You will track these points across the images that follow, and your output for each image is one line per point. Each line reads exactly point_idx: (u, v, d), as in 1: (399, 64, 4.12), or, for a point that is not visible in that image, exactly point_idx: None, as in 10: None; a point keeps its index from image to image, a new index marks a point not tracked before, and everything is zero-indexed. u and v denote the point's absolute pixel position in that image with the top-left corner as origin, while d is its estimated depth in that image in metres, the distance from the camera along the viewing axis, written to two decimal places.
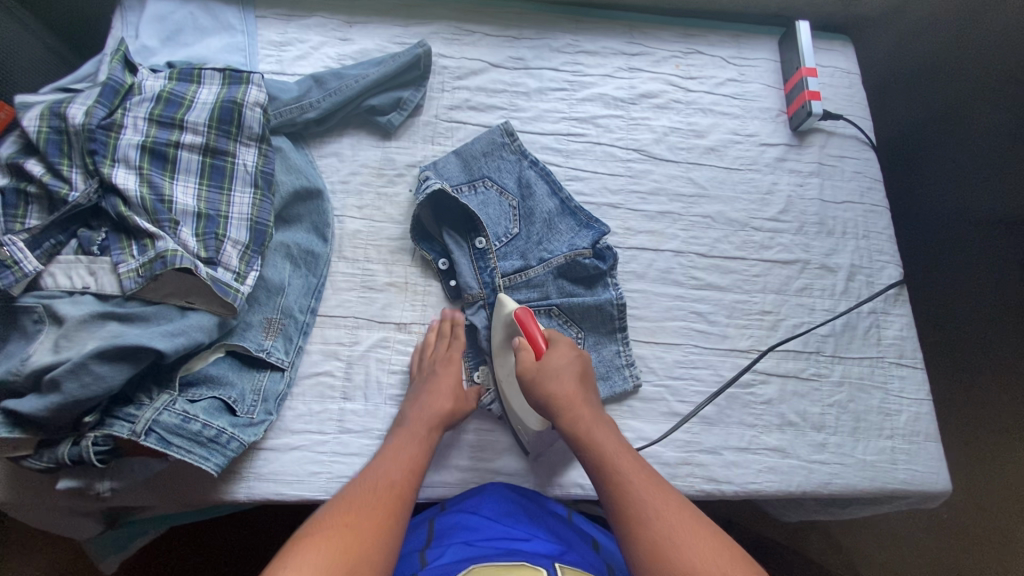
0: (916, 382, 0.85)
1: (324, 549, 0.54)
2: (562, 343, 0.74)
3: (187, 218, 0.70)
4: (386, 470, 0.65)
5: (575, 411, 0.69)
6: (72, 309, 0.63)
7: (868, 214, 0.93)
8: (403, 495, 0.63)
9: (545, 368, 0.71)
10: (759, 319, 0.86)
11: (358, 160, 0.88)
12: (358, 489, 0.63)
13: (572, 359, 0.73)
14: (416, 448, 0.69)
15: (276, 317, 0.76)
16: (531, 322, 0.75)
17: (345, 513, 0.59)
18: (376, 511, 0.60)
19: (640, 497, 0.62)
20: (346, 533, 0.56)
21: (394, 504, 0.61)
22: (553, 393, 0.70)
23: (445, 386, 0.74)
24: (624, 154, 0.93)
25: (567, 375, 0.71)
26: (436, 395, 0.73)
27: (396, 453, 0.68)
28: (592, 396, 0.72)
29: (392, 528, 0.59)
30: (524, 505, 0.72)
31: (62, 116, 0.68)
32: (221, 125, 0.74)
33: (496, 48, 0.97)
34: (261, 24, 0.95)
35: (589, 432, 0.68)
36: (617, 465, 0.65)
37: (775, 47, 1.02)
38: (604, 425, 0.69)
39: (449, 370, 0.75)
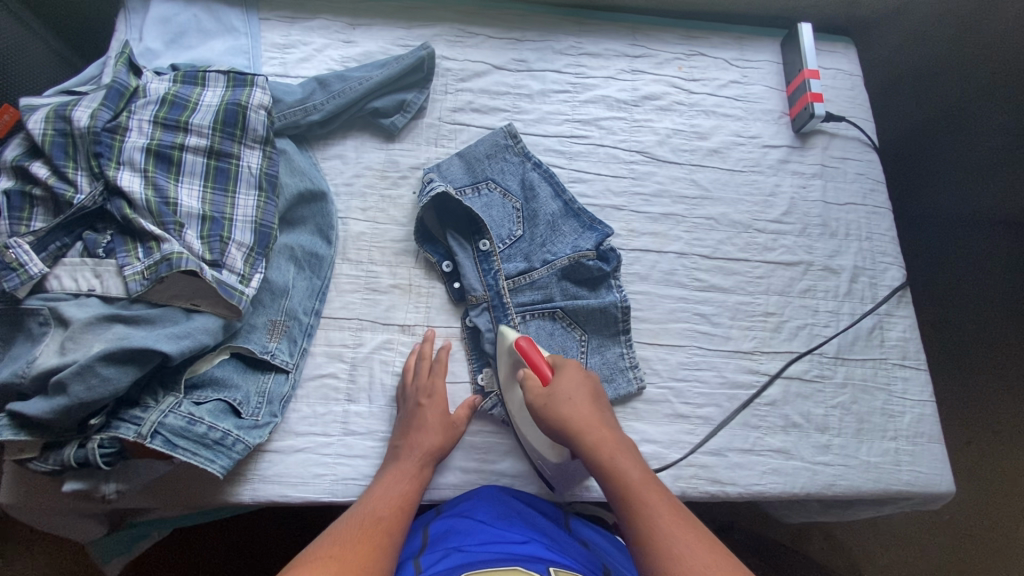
0: (920, 383, 0.85)
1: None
2: (569, 365, 0.73)
3: (192, 220, 0.70)
4: (376, 504, 0.65)
5: (593, 436, 0.67)
6: (79, 311, 0.63)
7: (871, 216, 0.93)
8: (391, 530, 0.63)
9: (558, 392, 0.69)
10: (763, 321, 0.86)
11: (362, 162, 0.88)
12: (350, 522, 0.63)
13: (582, 381, 0.71)
14: (406, 483, 0.68)
15: (280, 318, 0.76)
16: (533, 351, 0.73)
17: (334, 546, 0.59)
18: (364, 544, 0.60)
19: (667, 530, 0.59)
20: (333, 564, 0.57)
21: (381, 539, 0.61)
22: (570, 418, 0.67)
23: (433, 419, 0.72)
24: (627, 155, 0.94)
25: (580, 398, 0.69)
26: (423, 429, 0.71)
27: (387, 489, 0.67)
28: (608, 418, 0.70)
29: (379, 562, 0.59)
30: (520, 507, 0.72)
31: (67, 118, 0.68)
32: (226, 127, 0.75)
33: (499, 50, 0.97)
34: (264, 26, 0.95)
35: (609, 459, 0.65)
36: (638, 495, 0.62)
37: (778, 49, 1.03)
38: (625, 450, 0.66)
39: (437, 401, 0.74)
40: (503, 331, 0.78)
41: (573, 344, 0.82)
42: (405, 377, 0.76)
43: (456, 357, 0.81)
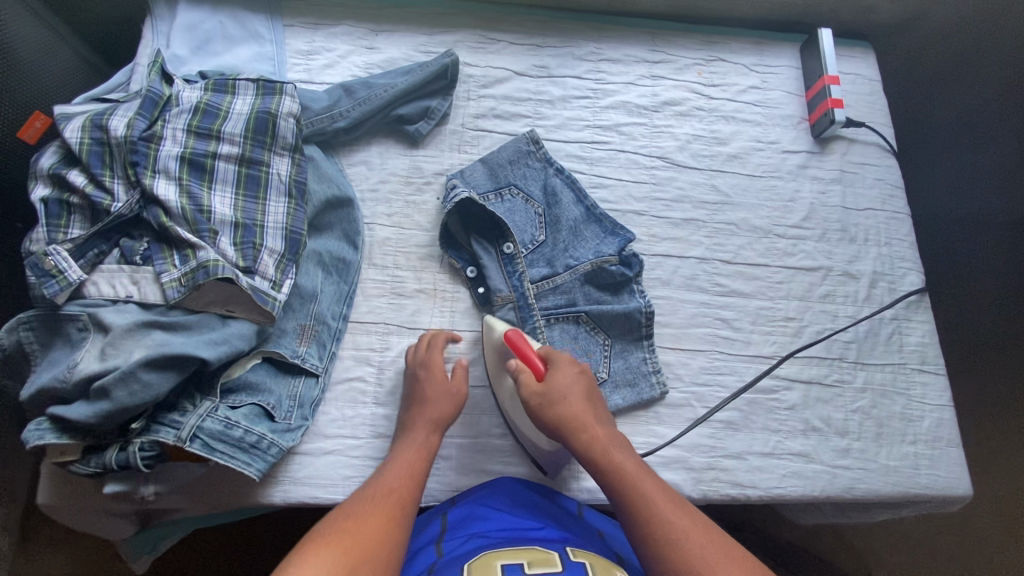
0: (939, 389, 0.86)
1: (327, 557, 0.55)
2: (562, 360, 0.74)
3: (225, 227, 0.71)
4: (385, 478, 0.66)
5: (588, 433, 0.69)
6: (118, 317, 0.65)
7: (891, 221, 0.93)
8: (403, 500, 0.64)
9: (552, 389, 0.71)
10: (783, 326, 0.87)
11: (387, 168, 0.90)
12: (358, 500, 0.63)
13: (574, 376, 0.73)
14: (414, 452, 0.69)
15: (309, 324, 0.78)
16: (522, 342, 0.73)
17: (344, 522, 0.60)
18: (377, 518, 0.61)
19: (667, 519, 0.63)
20: (347, 542, 0.57)
21: (392, 511, 0.62)
22: (565, 416, 0.70)
23: (435, 391, 0.73)
24: (648, 161, 0.94)
25: (575, 395, 0.72)
26: (426, 401, 0.73)
27: (395, 461, 0.68)
28: (599, 412, 0.73)
29: (393, 534, 0.60)
30: (535, 498, 0.73)
31: (105, 128, 0.69)
32: (257, 135, 0.76)
33: (520, 56, 0.98)
34: (289, 33, 0.96)
35: (604, 455, 0.68)
36: (635, 486, 0.65)
37: (796, 54, 1.03)
38: (619, 443, 0.69)
39: (436, 371, 0.75)
40: (488, 321, 0.79)
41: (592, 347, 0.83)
42: (410, 356, 0.77)
43: (481, 361, 0.82)
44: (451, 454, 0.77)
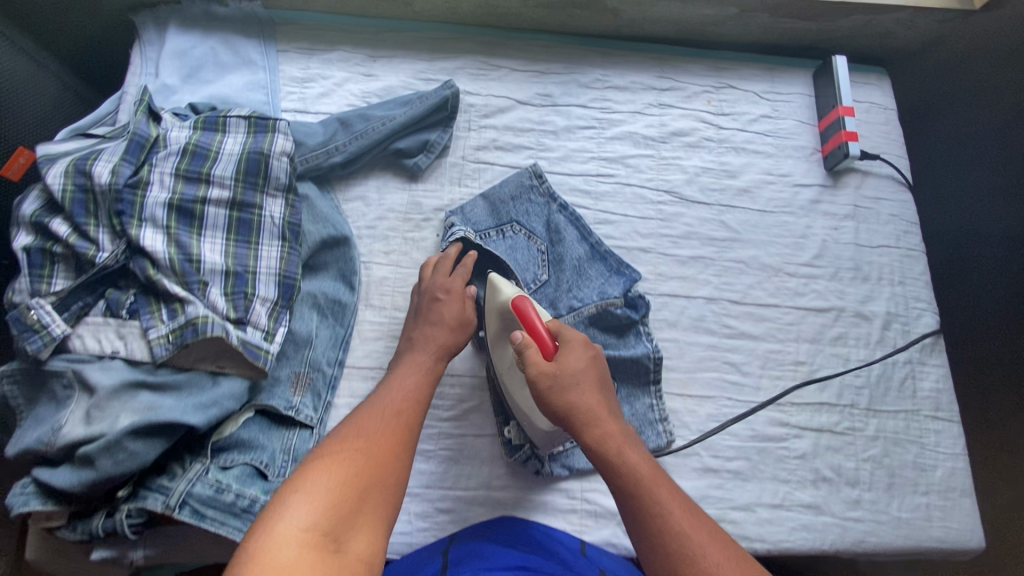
0: (953, 436, 0.83)
1: (339, 472, 0.58)
2: (574, 341, 0.72)
3: (216, 276, 0.68)
4: (395, 397, 0.68)
5: (600, 424, 0.67)
6: (103, 376, 0.62)
7: (906, 259, 0.90)
8: (410, 421, 0.66)
9: (565, 372, 0.68)
10: (793, 370, 0.84)
11: (385, 204, 0.87)
12: (370, 414, 0.65)
13: (587, 362, 0.70)
14: (421, 374, 0.71)
15: (304, 371, 0.75)
16: (532, 313, 0.70)
17: (355, 437, 0.62)
18: (387, 438, 0.63)
19: (682, 530, 0.60)
20: (359, 458, 0.60)
21: (402, 432, 0.64)
22: (577, 405, 0.67)
23: (449, 317, 0.76)
24: (654, 196, 0.91)
25: (586, 385, 0.69)
26: (439, 324, 0.75)
27: (404, 380, 0.71)
28: (612, 406, 0.70)
29: (402, 452, 0.63)
30: (535, 536, 0.71)
31: (88, 174, 0.66)
32: (248, 177, 0.72)
33: (523, 84, 0.94)
34: (283, 59, 0.92)
35: (619, 450, 0.65)
36: (645, 485, 0.63)
37: (810, 81, 0.99)
38: (632, 444, 0.67)
39: (453, 296, 0.77)
40: (494, 281, 0.76)
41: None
42: (421, 276, 0.81)
43: (482, 409, 0.80)
44: (451, 506, 0.75)
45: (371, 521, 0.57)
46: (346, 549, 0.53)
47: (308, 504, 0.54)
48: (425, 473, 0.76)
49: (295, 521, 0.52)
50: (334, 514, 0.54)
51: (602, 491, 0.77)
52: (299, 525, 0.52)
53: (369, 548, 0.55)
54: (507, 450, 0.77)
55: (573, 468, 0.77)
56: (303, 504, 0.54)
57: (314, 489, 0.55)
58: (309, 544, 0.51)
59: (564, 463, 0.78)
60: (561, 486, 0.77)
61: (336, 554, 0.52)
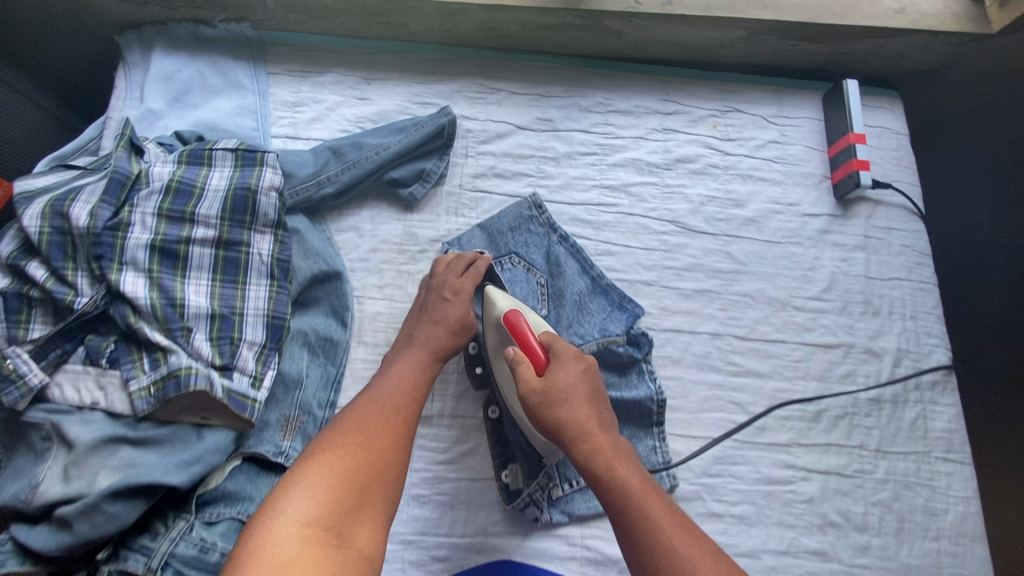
0: (964, 479, 0.81)
1: (337, 469, 0.58)
2: (565, 355, 0.70)
3: (201, 320, 0.65)
4: (393, 391, 0.67)
5: (589, 440, 0.65)
6: (81, 430, 0.59)
7: (917, 292, 0.87)
8: (408, 417, 0.65)
9: (553, 389, 0.67)
10: (800, 410, 0.82)
11: (379, 235, 0.83)
12: (369, 407, 0.64)
13: (579, 377, 0.69)
14: (420, 370, 0.70)
15: (294, 414, 0.72)
16: (524, 329, 0.70)
17: (354, 433, 0.62)
18: (385, 435, 0.62)
19: (672, 544, 0.57)
20: (357, 455, 0.60)
21: (400, 428, 0.64)
22: (567, 420, 0.66)
23: (453, 317, 0.74)
24: (658, 226, 0.88)
25: (577, 397, 0.67)
26: (440, 324, 0.73)
27: (403, 373, 0.69)
28: (606, 420, 0.68)
29: (399, 449, 0.62)
30: None
31: (65, 216, 0.62)
32: (235, 215, 0.69)
33: (522, 108, 0.91)
34: (273, 81, 0.89)
35: (608, 469, 0.63)
36: (635, 501, 0.60)
37: (819, 104, 0.96)
38: (624, 457, 0.65)
39: (456, 295, 0.75)
40: (490, 294, 0.76)
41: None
42: (432, 269, 0.79)
43: (479, 451, 0.77)
44: (446, 555, 0.72)
45: (370, 516, 0.58)
46: (348, 543, 0.55)
47: (307, 500, 0.56)
48: (419, 519, 0.74)
49: (295, 515, 0.54)
50: (333, 510, 0.56)
51: (602, 538, 0.75)
52: (299, 520, 0.54)
53: (371, 542, 0.57)
54: (504, 496, 0.75)
55: (573, 513, 0.75)
56: (303, 499, 0.56)
57: (314, 484, 0.57)
58: (308, 539, 0.53)
59: (564, 509, 0.76)
60: (560, 532, 0.75)
61: (337, 549, 0.54)
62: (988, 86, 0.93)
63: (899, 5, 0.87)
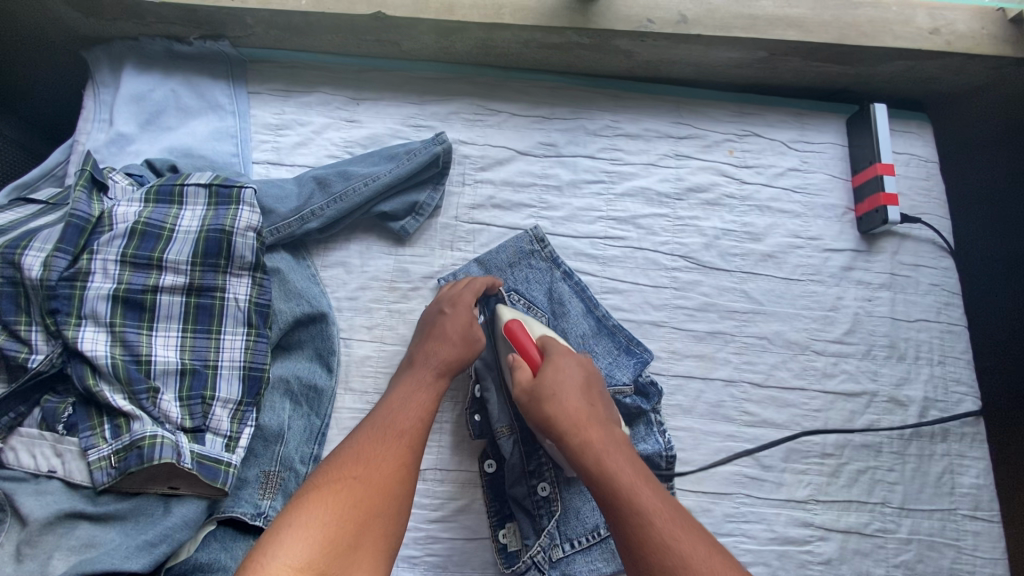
0: (992, 538, 0.75)
1: (335, 506, 0.52)
2: (560, 353, 0.67)
3: (169, 377, 0.60)
4: (397, 414, 0.61)
5: (578, 432, 0.61)
6: (35, 503, 0.54)
7: (945, 334, 0.81)
8: (413, 441, 0.59)
9: (542, 385, 0.64)
10: (819, 464, 0.76)
11: (368, 272, 0.77)
12: (368, 435, 0.59)
13: (572, 370, 0.66)
14: (424, 391, 0.64)
15: (274, 470, 0.66)
16: (525, 335, 0.68)
17: (354, 464, 0.56)
18: (386, 463, 0.57)
19: (662, 539, 0.52)
20: (356, 487, 0.54)
21: (404, 454, 0.58)
22: (557, 412, 0.62)
23: (454, 328, 0.69)
24: (668, 261, 0.82)
25: (567, 391, 0.64)
26: (444, 340, 0.68)
27: (408, 395, 0.64)
28: (599, 413, 0.64)
29: (402, 480, 0.57)
30: None
31: (16, 266, 0.57)
32: (207, 259, 0.64)
33: (524, 131, 0.84)
34: (254, 102, 0.82)
35: (596, 460, 0.59)
36: (625, 492, 0.56)
37: (843, 128, 0.89)
38: (613, 447, 0.60)
39: (460, 308, 0.70)
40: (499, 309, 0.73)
41: (586, 498, 0.71)
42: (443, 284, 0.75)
43: (474, 508, 0.71)
44: None
45: (367, 555, 0.51)
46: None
47: (300, 543, 0.49)
48: None
49: (287, 559, 0.48)
50: (329, 552, 0.50)
51: None
52: (289, 565, 0.48)
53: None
54: (503, 558, 0.68)
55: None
56: (295, 541, 0.49)
57: (308, 525, 0.51)
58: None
59: (564, 571, 0.70)
60: None
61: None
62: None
63: (933, 24, 0.80)
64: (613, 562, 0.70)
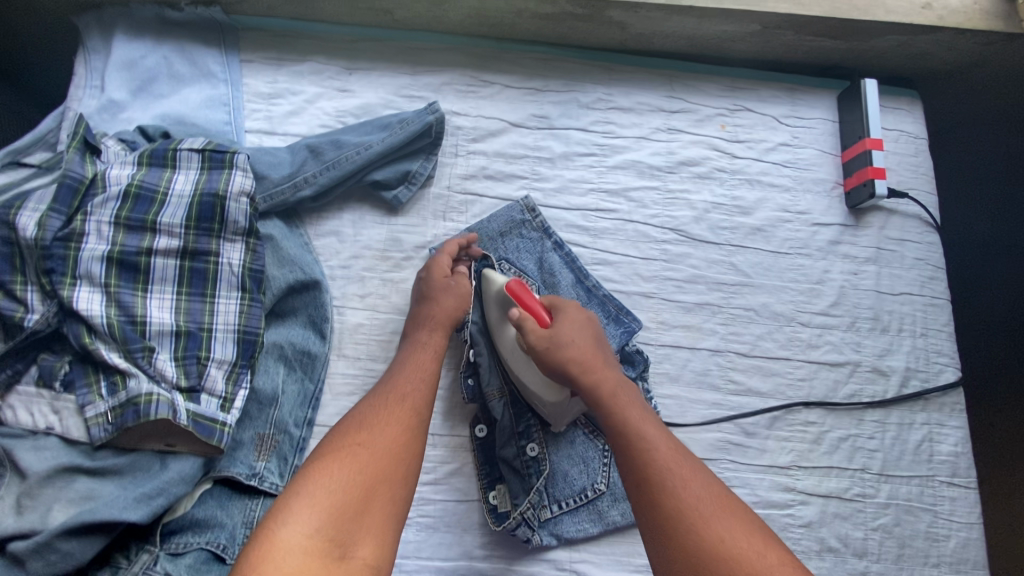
0: (969, 504, 0.77)
1: (341, 473, 0.53)
2: (568, 308, 0.70)
3: (165, 338, 0.61)
4: (401, 381, 0.62)
5: (598, 376, 0.64)
6: (34, 457, 0.55)
7: (929, 308, 0.83)
8: (417, 406, 0.60)
9: (558, 333, 0.66)
10: (802, 432, 0.78)
11: (361, 241, 0.78)
12: (372, 404, 0.60)
13: (581, 322, 0.69)
14: (426, 358, 0.66)
15: (269, 432, 0.67)
16: (525, 293, 0.69)
17: (358, 432, 0.57)
18: (392, 429, 0.57)
19: (663, 468, 0.56)
20: (363, 454, 0.55)
21: (409, 420, 0.59)
22: (576, 361, 0.65)
23: (443, 291, 0.71)
24: (658, 233, 0.83)
25: (581, 339, 0.66)
26: (433, 300, 0.70)
27: (409, 362, 0.65)
28: (609, 359, 0.67)
29: (411, 445, 0.57)
30: None
31: (10, 226, 0.57)
32: (201, 223, 0.64)
33: (517, 103, 0.85)
34: (247, 70, 0.82)
35: (609, 396, 0.62)
36: (634, 427, 0.59)
37: (834, 104, 0.90)
38: (624, 389, 0.63)
39: (435, 271, 0.72)
40: (487, 274, 0.73)
41: (572, 461, 0.74)
42: (434, 252, 0.76)
43: (465, 472, 0.73)
44: None
45: (377, 518, 0.53)
46: (352, 555, 0.50)
47: (309, 512, 0.50)
48: (401, 543, 0.69)
49: (299, 527, 0.49)
50: (338, 518, 0.51)
51: (592, 562, 0.71)
52: (302, 532, 0.49)
53: (376, 548, 0.51)
54: (493, 518, 0.70)
55: (562, 536, 0.71)
56: (304, 509, 0.50)
57: (316, 492, 0.52)
58: (312, 553, 0.48)
59: (553, 531, 0.71)
60: (549, 556, 0.71)
61: (341, 561, 0.49)
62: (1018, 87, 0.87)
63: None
64: (599, 522, 0.72)
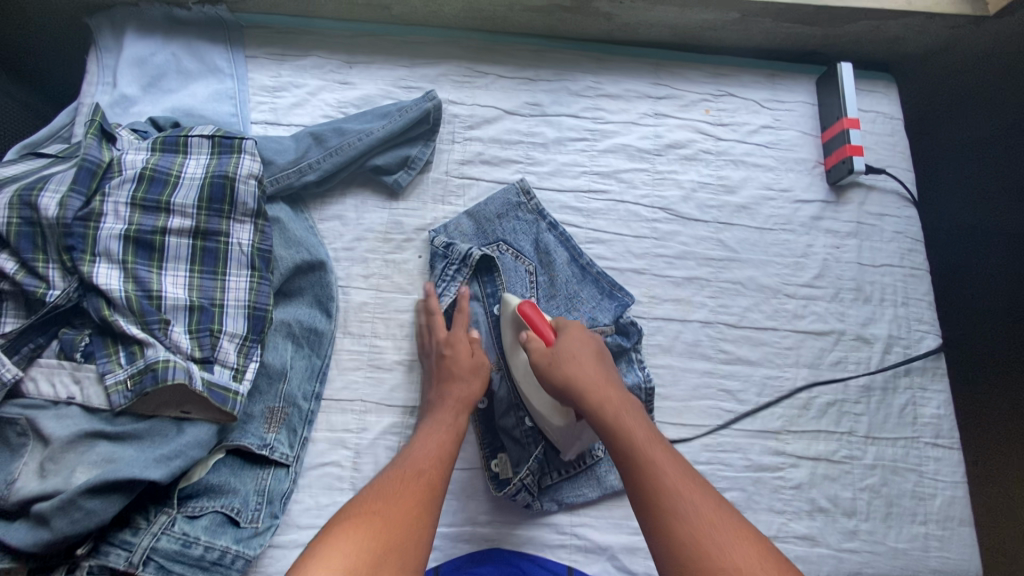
0: (952, 464, 0.80)
1: (362, 536, 0.54)
2: (572, 327, 0.71)
3: (179, 312, 0.64)
4: (415, 459, 0.62)
5: (600, 396, 0.65)
6: (57, 424, 0.58)
7: (908, 278, 0.87)
8: (432, 483, 0.60)
9: (563, 353, 0.67)
10: (790, 398, 0.81)
11: (364, 224, 0.81)
12: (389, 475, 0.61)
13: (586, 340, 0.70)
14: (441, 438, 0.65)
15: (279, 406, 0.70)
16: (536, 314, 0.71)
17: (376, 501, 0.57)
18: (406, 497, 0.58)
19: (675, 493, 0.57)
20: (381, 520, 0.55)
21: (423, 495, 0.59)
22: (580, 377, 0.66)
23: (462, 366, 0.71)
24: (649, 213, 0.86)
25: (586, 357, 0.68)
26: (451, 377, 0.70)
27: (425, 440, 0.65)
28: (612, 374, 0.69)
29: (424, 519, 0.57)
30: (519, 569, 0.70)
31: (32, 206, 0.60)
32: (212, 204, 0.67)
33: (511, 92, 0.89)
34: (251, 65, 0.86)
35: (616, 417, 0.63)
36: (643, 446, 0.61)
37: (813, 89, 0.95)
38: (631, 409, 0.65)
39: (459, 351, 0.71)
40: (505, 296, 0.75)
41: None
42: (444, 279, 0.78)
43: (467, 441, 0.76)
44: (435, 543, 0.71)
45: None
46: None
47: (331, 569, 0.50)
48: None
49: None
50: None
51: (592, 525, 0.74)
52: None
53: None
54: (495, 485, 0.73)
55: (563, 502, 0.74)
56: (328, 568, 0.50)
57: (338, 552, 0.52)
58: None
59: (553, 497, 0.74)
60: (550, 520, 0.73)
61: None
62: (985, 69, 0.91)
63: None
64: (598, 487, 0.75)
